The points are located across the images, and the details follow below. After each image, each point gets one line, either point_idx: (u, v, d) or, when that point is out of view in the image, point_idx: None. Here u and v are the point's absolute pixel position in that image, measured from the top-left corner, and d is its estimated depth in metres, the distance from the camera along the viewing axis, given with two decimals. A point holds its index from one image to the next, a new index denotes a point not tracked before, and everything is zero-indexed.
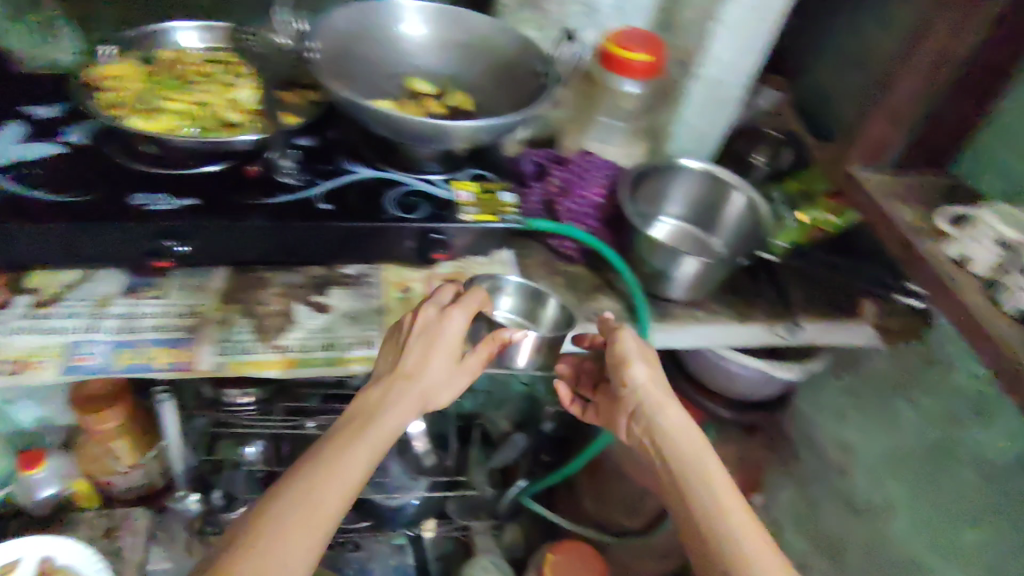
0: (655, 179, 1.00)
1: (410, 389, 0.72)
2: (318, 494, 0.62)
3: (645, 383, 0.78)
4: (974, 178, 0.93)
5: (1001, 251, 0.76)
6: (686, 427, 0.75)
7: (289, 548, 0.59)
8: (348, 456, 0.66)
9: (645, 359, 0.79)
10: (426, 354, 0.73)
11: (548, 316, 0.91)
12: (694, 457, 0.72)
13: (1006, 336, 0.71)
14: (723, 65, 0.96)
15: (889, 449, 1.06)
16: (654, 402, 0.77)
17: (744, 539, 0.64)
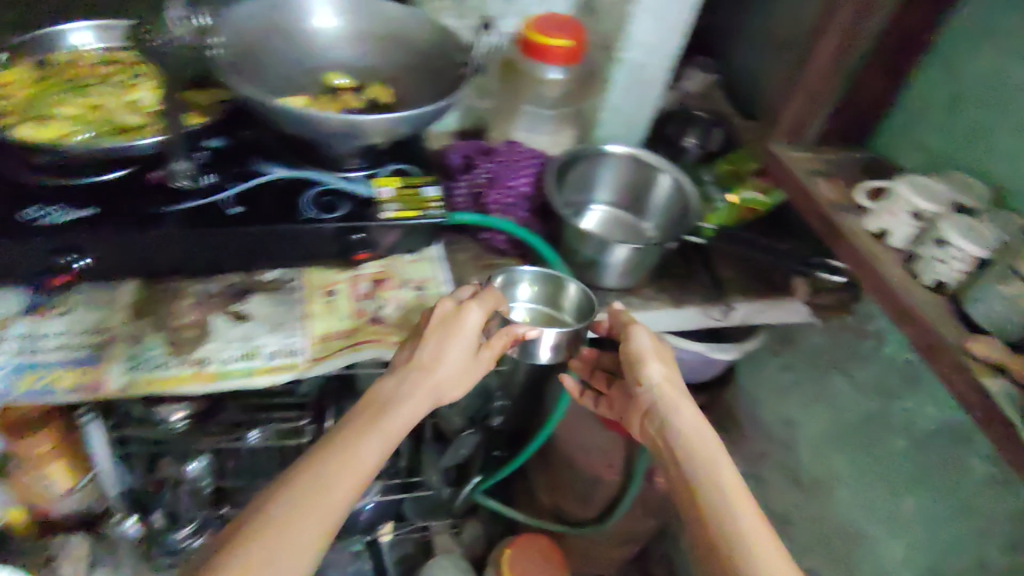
0: (578, 170, 1.00)
1: (421, 385, 0.71)
2: (329, 483, 0.61)
3: (656, 376, 0.79)
4: (892, 150, 0.95)
5: (917, 224, 0.77)
6: (693, 416, 0.76)
7: (299, 534, 0.58)
8: (360, 446, 0.65)
9: (658, 356, 0.81)
10: (441, 349, 0.73)
11: (570, 301, 0.92)
12: (701, 441, 0.72)
13: (926, 308, 0.73)
14: (645, 48, 0.96)
15: (830, 423, 1.08)
16: (668, 392, 0.78)
17: (743, 523, 0.64)
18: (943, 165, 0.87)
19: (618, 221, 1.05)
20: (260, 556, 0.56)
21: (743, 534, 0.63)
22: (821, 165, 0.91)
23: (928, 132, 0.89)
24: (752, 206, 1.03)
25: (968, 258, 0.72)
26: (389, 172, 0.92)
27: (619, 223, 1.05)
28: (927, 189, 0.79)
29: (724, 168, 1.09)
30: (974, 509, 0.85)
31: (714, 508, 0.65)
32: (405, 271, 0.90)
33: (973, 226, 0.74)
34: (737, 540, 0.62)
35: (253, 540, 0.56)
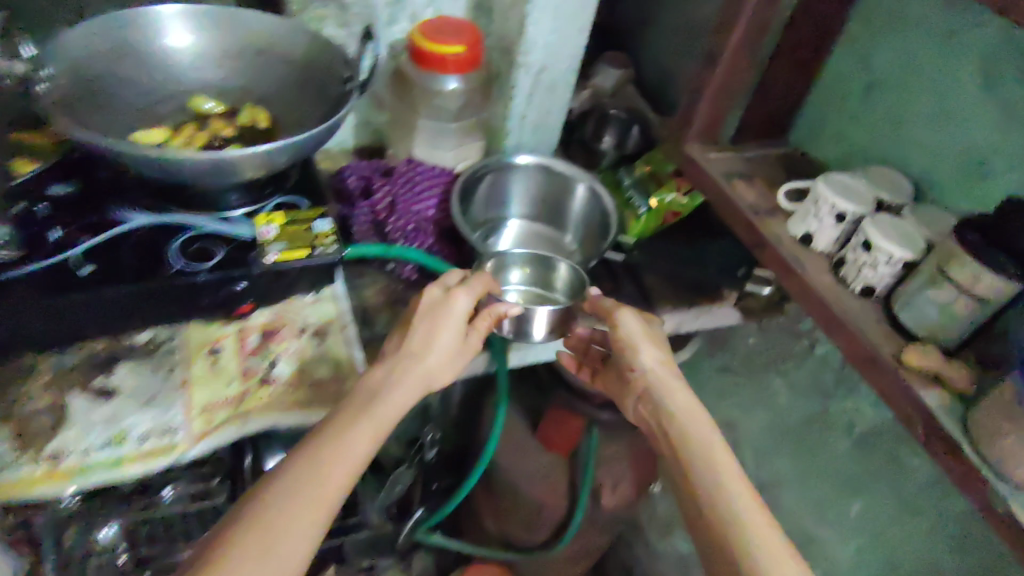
0: (487, 186, 0.93)
1: (409, 374, 0.68)
2: (320, 477, 0.57)
3: (646, 358, 0.75)
4: (809, 144, 0.91)
5: (843, 226, 0.73)
6: (687, 396, 0.71)
7: (289, 527, 0.54)
8: (351, 437, 0.61)
9: (650, 337, 0.77)
10: (430, 338, 0.71)
11: (561, 279, 0.90)
12: (697, 422, 0.68)
13: (858, 317, 0.69)
14: (547, 49, 0.89)
15: (772, 424, 1.05)
16: (660, 370, 0.74)
17: (744, 508, 0.59)
18: (861, 158, 0.84)
19: (538, 235, 0.99)
20: (252, 549, 0.52)
21: (751, 520, 0.58)
22: (740, 165, 0.86)
23: (844, 125, 0.86)
24: (673, 209, 1.00)
25: (897, 261, 0.68)
26: (274, 207, 0.82)
27: (539, 237, 0.99)
28: (849, 187, 0.74)
29: (641, 169, 1.04)
30: (919, 510, 0.83)
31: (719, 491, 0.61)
32: (301, 313, 0.80)
33: (898, 225, 0.70)
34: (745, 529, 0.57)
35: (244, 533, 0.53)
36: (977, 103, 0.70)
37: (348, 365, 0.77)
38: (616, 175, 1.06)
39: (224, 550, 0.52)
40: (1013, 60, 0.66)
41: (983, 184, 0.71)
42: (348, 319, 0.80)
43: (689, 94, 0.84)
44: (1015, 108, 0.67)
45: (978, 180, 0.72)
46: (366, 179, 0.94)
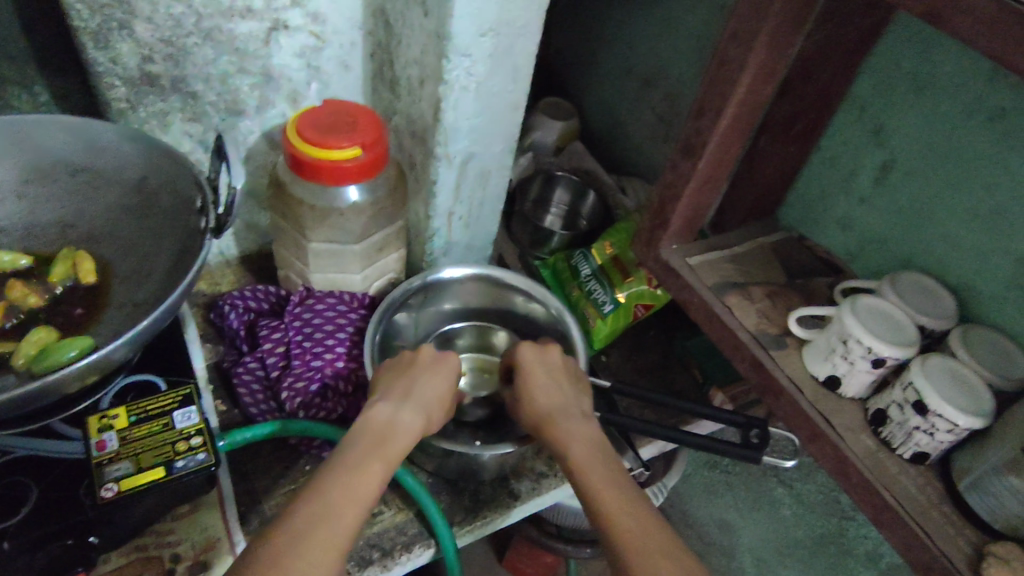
0: (403, 329, 0.72)
1: (416, 407, 0.57)
2: (319, 517, 0.46)
3: (546, 400, 0.59)
4: (809, 226, 0.74)
5: (879, 371, 0.56)
6: (587, 432, 0.56)
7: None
8: (357, 479, 0.49)
9: (553, 371, 0.62)
10: (422, 378, 0.59)
11: (503, 342, 0.77)
12: (589, 454, 0.54)
13: (911, 500, 0.52)
14: (474, 135, 0.68)
15: (777, 534, 0.89)
16: (558, 408, 0.58)
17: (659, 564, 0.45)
18: (881, 253, 0.67)
19: (482, 343, 0.78)
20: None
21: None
22: (732, 270, 0.68)
23: (856, 208, 0.68)
24: (646, 301, 0.80)
25: (961, 430, 0.52)
26: (111, 398, 0.60)
27: (483, 332, 0.78)
28: (881, 315, 0.57)
29: (600, 253, 0.84)
30: None
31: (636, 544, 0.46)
32: (164, 537, 0.59)
33: (953, 372, 0.54)
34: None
35: None
36: None
37: None
38: (571, 260, 0.87)
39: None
40: None
41: None
42: (235, 536, 0.59)
43: (662, 186, 0.65)
44: None
45: None
46: (250, 316, 0.71)
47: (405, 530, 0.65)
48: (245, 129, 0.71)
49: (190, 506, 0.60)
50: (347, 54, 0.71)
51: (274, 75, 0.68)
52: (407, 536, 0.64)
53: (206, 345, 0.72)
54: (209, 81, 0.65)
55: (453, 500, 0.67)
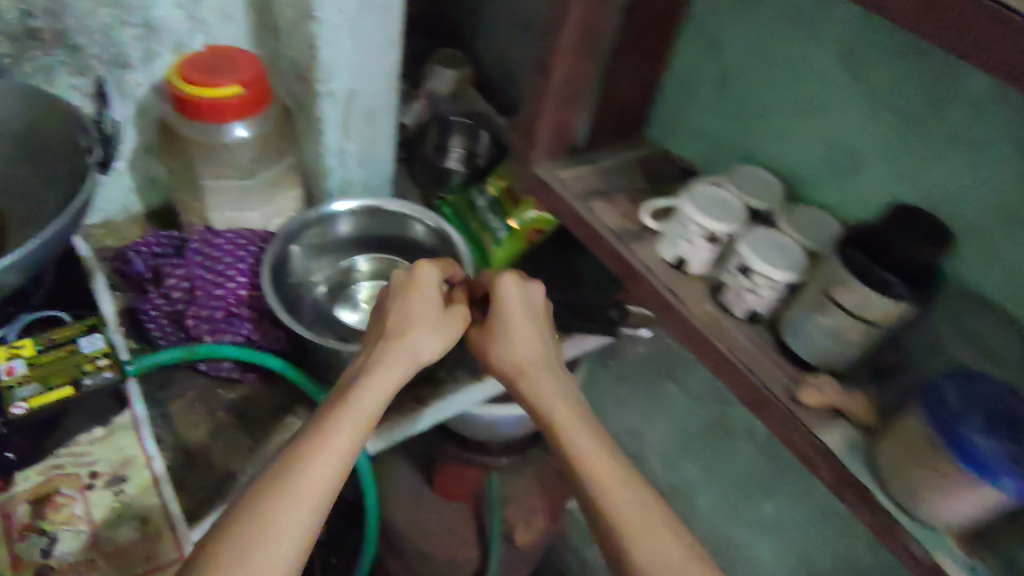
0: (301, 260, 0.77)
1: (409, 350, 0.63)
2: (316, 472, 0.52)
3: (520, 350, 0.67)
4: (670, 139, 0.82)
5: (715, 247, 0.64)
6: (555, 385, 0.64)
7: (281, 536, 0.48)
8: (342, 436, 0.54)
9: (528, 315, 0.68)
10: (419, 321, 0.65)
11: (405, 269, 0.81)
12: (559, 405, 0.62)
13: (746, 350, 0.60)
14: (354, 72, 0.73)
15: (675, 431, 0.98)
16: (530, 358, 0.66)
17: (629, 498, 0.55)
18: (727, 154, 0.75)
19: (385, 271, 0.82)
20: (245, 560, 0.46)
21: (630, 511, 0.54)
22: (599, 180, 0.75)
23: (704, 117, 0.76)
24: (537, 226, 0.87)
25: (779, 284, 0.60)
26: (20, 329, 0.63)
27: (386, 262, 0.82)
28: (718, 199, 0.65)
29: (494, 186, 0.90)
30: (829, 508, 0.78)
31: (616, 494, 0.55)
32: (81, 457, 0.62)
33: (775, 239, 0.62)
34: (620, 523, 0.54)
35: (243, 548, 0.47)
36: (840, 87, 0.62)
37: (158, 517, 0.60)
38: (469, 195, 0.93)
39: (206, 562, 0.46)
40: (871, 40, 0.58)
41: (855, 178, 0.63)
42: (151, 454, 0.64)
43: (527, 106, 0.72)
44: (883, 94, 0.58)
45: (847, 175, 0.64)
46: (155, 259, 0.75)
47: None
48: (134, 81, 0.74)
49: (105, 429, 0.64)
50: (228, 5, 0.75)
51: (157, 26, 0.72)
52: None
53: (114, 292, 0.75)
54: (90, 33, 0.68)
55: None
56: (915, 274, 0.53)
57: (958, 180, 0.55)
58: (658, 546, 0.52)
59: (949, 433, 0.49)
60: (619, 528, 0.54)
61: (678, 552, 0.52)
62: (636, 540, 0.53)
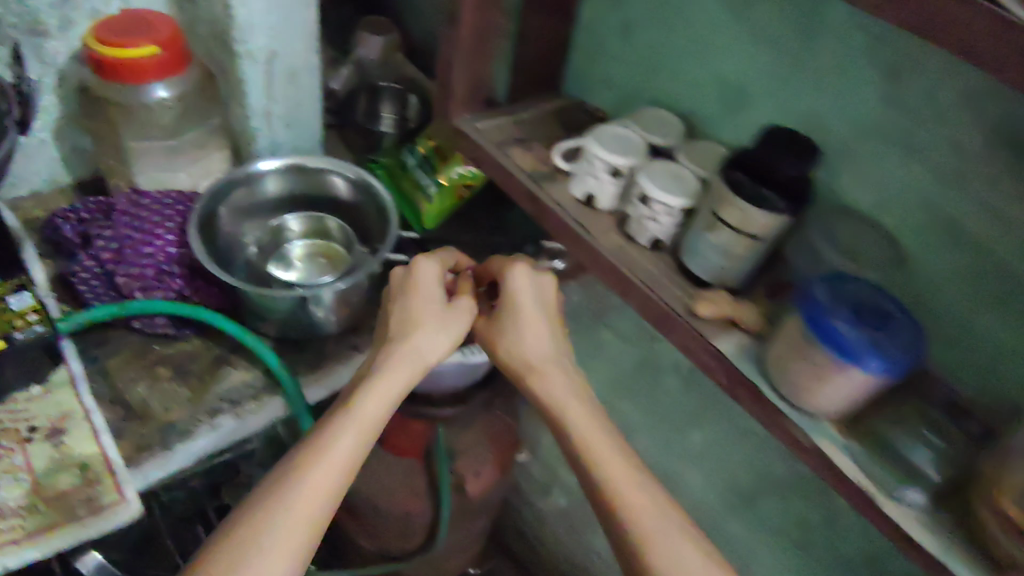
0: (232, 220, 0.79)
1: (411, 352, 0.67)
2: (315, 477, 0.56)
3: (530, 345, 0.70)
4: (584, 90, 0.85)
5: (619, 181, 0.68)
6: (567, 382, 0.67)
7: (278, 538, 0.53)
8: (342, 442, 0.59)
9: (536, 308, 0.72)
10: (423, 323, 0.69)
11: (335, 226, 0.83)
12: (568, 398, 0.66)
13: (651, 275, 0.65)
14: (271, 32, 0.75)
15: (611, 373, 1.03)
16: (536, 352, 0.70)
17: (636, 490, 0.59)
18: (634, 99, 0.79)
19: (316, 229, 0.83)
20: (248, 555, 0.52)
21: (638, 503, 0.58)
22: (515, 129, 0.79)
23: (612, 67, 0.80)
24: (465, 182, 0.89)
25: (675, 211, 0.65)
26: None
27: (316, 220, 0.83)
28: (620, 137, 0.70)
29: (424, 146, 0.91)
30: (747, 427, 0.84)
31: (629, 498, 0.58)
32: (19, 413, 0.65)
33: (671, 171, 0.66)
34: (627, 513, 0.58)
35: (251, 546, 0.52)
36: (724, 25, 0.66)
37: (97, 463, 0.63)
38: (399, 156, 0.95)
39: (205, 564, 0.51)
40: None
41: (744, 112, 0.68)
42: (89, 406, 0.66)
43: (440, 59, 0.75)
44: (761, 29, 0.63)
45: (737, 109, 0.69)
46: (84, 225, 0.76)
47: (252, 384, 0.73)
48: (51, 50, 0.75)
49: (43, 387, 0.67)
50: None
51: None
52: (254, 389, 0.73)
53: (46, 261, 0.77)
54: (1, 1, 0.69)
55: (297, 359, 0.77)
56: (790, 186, 0.57)
57: (828, 104, 0.60)
58: (663, 535, 0.57)
59: (814, 320, 0.53)
60: (628, 519, 0.58)
61: (685, 542, 0.57)
62: (644, 528, 0.57)
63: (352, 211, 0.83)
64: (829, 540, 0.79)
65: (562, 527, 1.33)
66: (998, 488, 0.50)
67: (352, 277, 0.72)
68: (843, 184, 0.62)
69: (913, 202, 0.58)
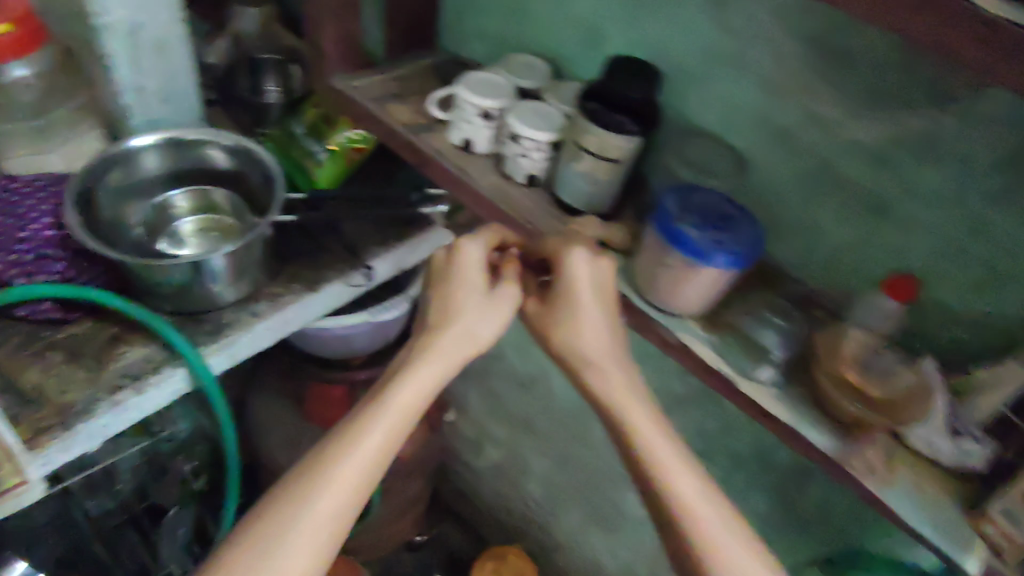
0: (114, 202, 0.78)
1: (454, 344, 0.60)
2: (336, 484, 0.54)
3: (589, 340, 0.60)
4: (459, 45, 0.88)
5: (491, 124, 0.72)
6: (630, 385, 0.59)
7: (298, 543, 0.52)
8: (366, 448, 0.55)
9: (595, 297, 0.60)
10: (461, 313, 0.61)
11: (222, 197, 0.84)
12: (633, 402, 0.59)
13: (528, 210, 0.70)
14: (130, 4, 0.73)
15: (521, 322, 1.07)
16: (597, 347, 0.61)
17: (698, 501, 0.55)
18: (505, 49, 0.83)
19: (203, 203, 0.84)
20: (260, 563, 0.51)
21: (699, 517, 0.55)
22: (392, 86, 0.81)
23: (481, 18, 0.83)
24: (355, 146, 0.90)
25: (544, 145, 0.69)
26: None
27: (201, 194, 0.84)
28: (489, 82, 0.73)
29: (311, 113, 0.93)
30: (643, 351, 0.90)
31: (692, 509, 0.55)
32: None
33: (538, 108, 0.70)
34: (688, 526, 0.55)
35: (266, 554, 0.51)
36: None
37: None
38: (286, 126, 0.94)
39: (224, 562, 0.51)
40: None
41: (601, 50, 0.72)
42: None
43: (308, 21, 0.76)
44: None
45: (595, 48, 0.73)
46: None
47: (151, 359, 0.73)
48: None
49: None
50: None
51: None
52: (154, 363, 0.73)
53: None
54: None
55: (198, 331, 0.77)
56: (638, 109, 0.62)
57: (669, 34, 0.65)
58: (724, 547, 0.54)
59: (665, 228, 0.59)
60: (690, 531, 0.55)
61: (737, 547, 0.54)
62: (703, 543, 0.55)
63: (237, 180, 0.84)
64: (723, 443, 0.87)
65: (499, 480, 1.38)
66: (841, 367, 0.59)
67: (239, 241, 0.72)
68: (692, 109, 0.67)
69: (750, 116, 0.63)
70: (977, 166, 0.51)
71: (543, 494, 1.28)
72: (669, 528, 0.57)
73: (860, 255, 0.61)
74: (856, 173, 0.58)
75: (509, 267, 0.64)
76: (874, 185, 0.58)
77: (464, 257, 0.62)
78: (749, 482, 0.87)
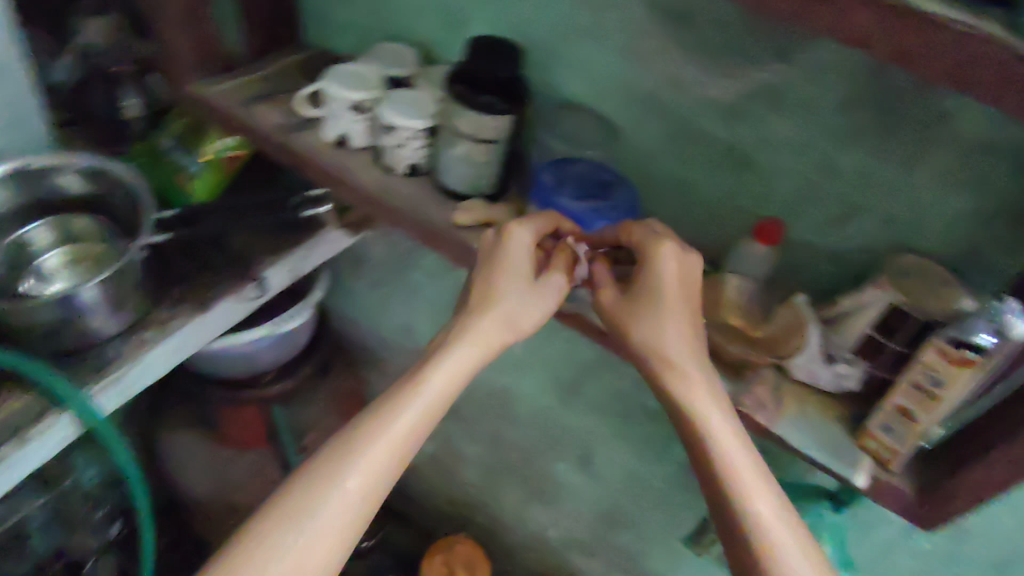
0: None
1: (494, 328, 0.56)
2: (362, 466, 0.50)
3: (667, 336, 0.55)
4: (326, 40, 0.85)
5: (364, 117, 0.71)
6: (710, 382, 0.54)
7: (316, 526, 0.48)
8: (395, 430, 0.51)
9: (677, 297, 0.55)
10: (504, 296, 0.57)
11: (88, 224, 0.79)
12: (705, 395, 0.53)
13: (413, 201, 0.69)
14: None
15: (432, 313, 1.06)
16: (672, 343, 0.54)
17: (759, 494, 0.51)
18: (372, 39, 0.80)
19: (67, 233, 0.78)
20: (270, 543, 0.47)
21: (758, 509, 0.51)
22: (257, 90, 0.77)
23: (343, 10, 0.81)
24: (229, 153, 0.86)
25: (420, 133, 0.68)
26: None
27: (63, 224, 0.78)
28: (356, 74, 0.71)
29: (177, 124, 0.88)
30: (552, 326, 0.92)
31: (750, 499, 0.51)
32: None
33: (410, 96, 0.69)
34: (748, 518, 0.51)
35: (277, 532, 0.48)
36: None
37: None
38: (151, 142, 0.89)
39: (249, 540, 0.47)
40: None
41: (466, 32, 0.72)
42: None
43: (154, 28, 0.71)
44: None
45: (461, 31, 0.72)
46: None
47: (31, 409, 0.68)
48: None
49: None
50: None
51: None
52: (34, 412, 0.68)
53: None
54: None
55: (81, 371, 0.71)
56: (506, 87, 0.63)
57: (527, 9, 0.65)
58: (785, 544, 0.50)
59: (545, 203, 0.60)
60: (749, 522, 0.51)
61: (797, 546, 0.50)
62: (766, 541, 0.50)
63: (103, 204, 0.79)
64: (637, 401, 0.90)
65: (435, 472, 1.38)
66: (724, 313, 0.62)
67: (111, 268, 0.67)
68: (560, 81, 0.68)
69: (615, 83, 0.64)
70: (819, 108, 0.55)
71: (481, 479, 1.30)
72: (727, 521, 0.52)
73: (732, 206, 0.64)
74: (719, 130, 0.61)
75: (559, 257, 0.58)
76: (736, 139, 0.60)
77: (515, 243, 0.57)
78: (667, 434, 0.91)
